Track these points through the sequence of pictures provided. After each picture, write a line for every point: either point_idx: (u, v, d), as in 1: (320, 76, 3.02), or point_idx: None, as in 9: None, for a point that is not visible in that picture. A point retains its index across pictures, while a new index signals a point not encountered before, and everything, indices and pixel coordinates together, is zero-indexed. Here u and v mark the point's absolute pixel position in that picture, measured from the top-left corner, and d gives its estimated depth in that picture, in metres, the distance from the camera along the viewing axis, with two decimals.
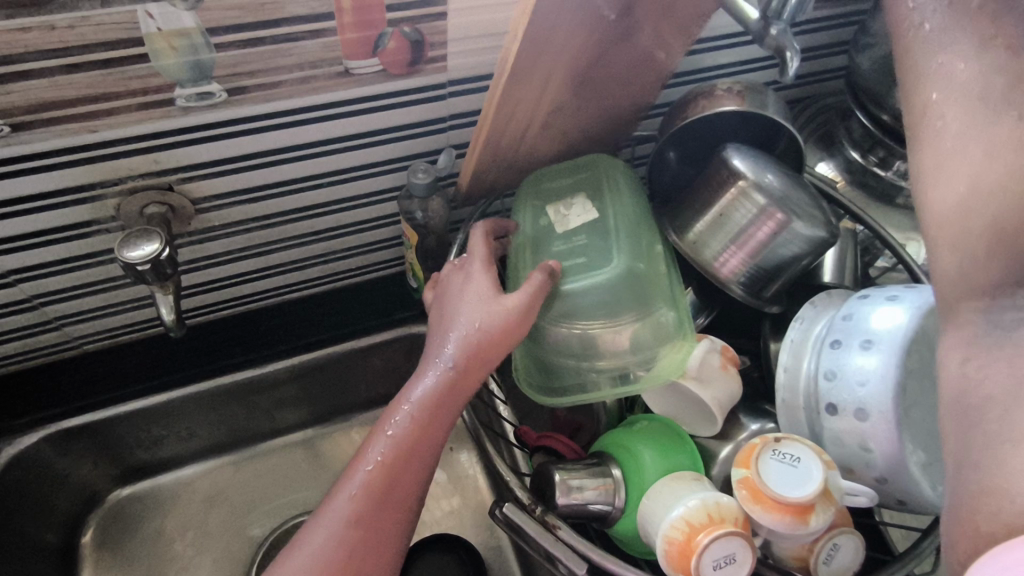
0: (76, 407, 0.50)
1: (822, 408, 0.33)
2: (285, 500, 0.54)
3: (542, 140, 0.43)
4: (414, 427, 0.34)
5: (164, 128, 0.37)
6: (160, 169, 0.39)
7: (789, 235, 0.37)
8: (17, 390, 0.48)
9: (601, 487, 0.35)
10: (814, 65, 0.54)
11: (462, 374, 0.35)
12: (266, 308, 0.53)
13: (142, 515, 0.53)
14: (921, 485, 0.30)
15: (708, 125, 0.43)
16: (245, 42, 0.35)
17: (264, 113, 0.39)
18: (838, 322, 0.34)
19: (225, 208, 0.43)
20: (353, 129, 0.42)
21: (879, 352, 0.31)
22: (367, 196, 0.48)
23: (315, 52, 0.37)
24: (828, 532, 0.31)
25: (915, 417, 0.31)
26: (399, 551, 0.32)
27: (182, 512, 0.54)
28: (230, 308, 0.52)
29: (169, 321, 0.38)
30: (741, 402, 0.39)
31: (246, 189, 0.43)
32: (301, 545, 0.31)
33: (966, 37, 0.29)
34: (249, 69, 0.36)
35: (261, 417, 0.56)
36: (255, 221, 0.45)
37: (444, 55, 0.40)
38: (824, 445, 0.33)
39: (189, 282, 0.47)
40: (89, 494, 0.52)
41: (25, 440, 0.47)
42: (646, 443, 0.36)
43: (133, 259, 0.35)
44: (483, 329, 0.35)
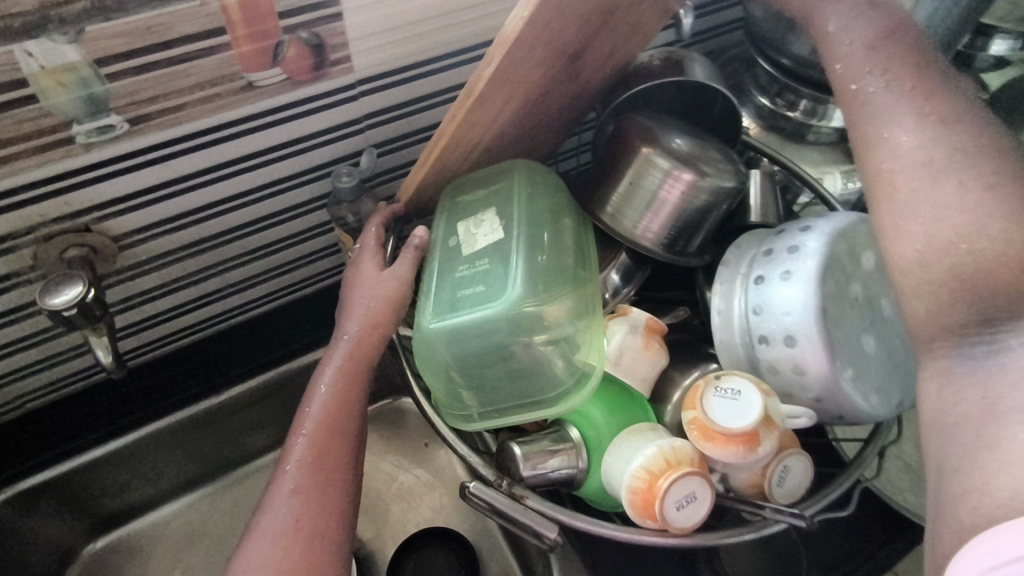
0: (30, 467, 0.48)
1: (756, 342, 0.34)
2: None
3: (477, 147, 0.42)
4: (332, 398, 0.36)
5: (69, 168, 0.36)
6: (72, 211, 0.38)
7: (697, 192, 0.39)
8: None
9: (564, 452, 0.36)
10: (709, 21, 0.56)
11: (365, 350, 0.38)
12: (212, 336, 0.52)
13: (120, 565, 0.52)
14: (852, 398, 0.33)
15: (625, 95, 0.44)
16: (137, 68, 0.34)
17: (171, 139, 0.38)
18: (761, 259, 0.36)
19: (150, 241, 0.42)
20: (268, 142, 0.42)
21: (798, 280, 0.33)
22: (296, 207, 0.47)
23: (214, 69, 0.36)
24: (778, 456, 0.33)
25: (840, 344, 0.33)
26: (347, 508, 0.33)
27: (162, 554, 0.53)
28: (174, 342, 0.51)
29: (108, 364, 0.37)
30: (686, 351, 0.40)
31: (169, 218, 0.42)
32: (252, 534, 0.32)
33: (908, 111, 0.30)
34: (148, 96, 0.35)
35: (228, 445, 0.55)
36: (185, 249, 0.44)
37: (347, 55, 0.40)
38: (762, 377, 0.35)
39: (126, 322, 0.46)
40: (61, 552, 0.50)
41: None
42: (599, 402, 0.37)
43: (57, 306, 0.34)
44: (372, 301, 0.39)
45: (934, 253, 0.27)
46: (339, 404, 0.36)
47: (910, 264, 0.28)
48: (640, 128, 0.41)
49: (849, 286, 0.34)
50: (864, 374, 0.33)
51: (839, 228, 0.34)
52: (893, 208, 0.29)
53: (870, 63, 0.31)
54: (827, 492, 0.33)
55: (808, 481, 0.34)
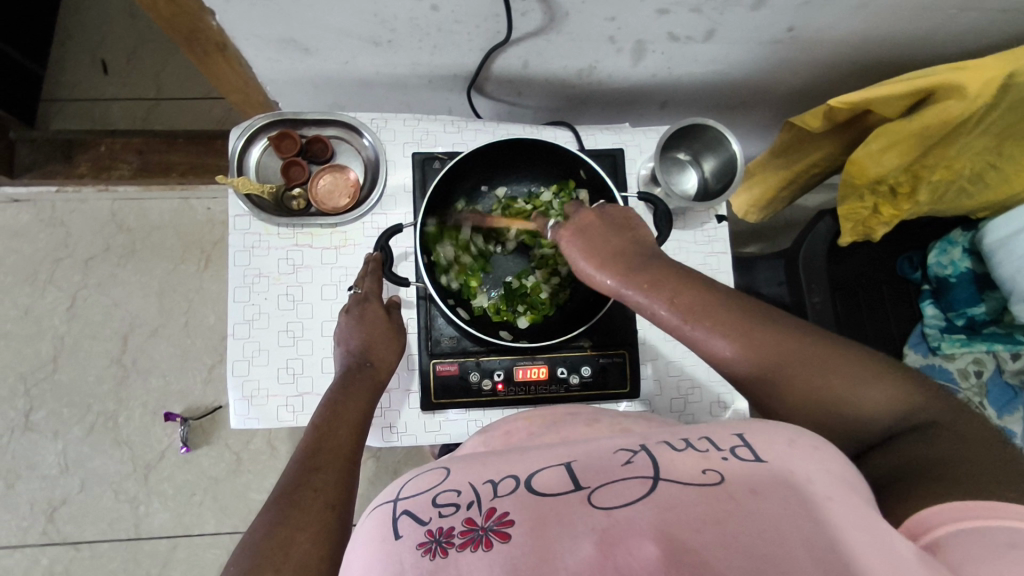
0: (138, 119, 2.07)
1: (264, 250, 1.14)
2: (130, 243, 2.04)
3: (317, 207, 1.15)
4: (576, 496, 0.58)
5: (265, 120, 1.14)
6: (258, 123, 1.14)
7: (398, 173, 1.18)
8: (134, 109, 2.07)
9: (334, 194, 1.16)
10: (479, 72, 1.19)
11: (596, 464, 0.62)
12: (309, 234, 1.16)
13: (125, 204, 2.04)
14: (233, 241, 1.13)
15: (690, 176, 1.20)
16: (230, 36, 1.05)
17: (334, 73, 1.19)
18: (248, 265, 1.13)
19: (297, 115, 1.16)
20: (357, 75, 1.20)
21: (242, 278, 1.13)
22: (322, 123, 1.18)
23: (256, 52, 1.09)
24: (268, 167, 1.18)
25: (236, 353, 1.12)
26: (587, 508, 0.57)
27: (117, 217, 2.04)
28: (280, 215, 1.14)
29: (255, 202, 1.13)
30: (355, 206, 1.15)
31: (274, 114, 1.15)
32: (582, 502, 0.57)
33: (690, 517, 0.53)
34: (227, 43, 1.07)
35: (174, 262, 2.04)
36: (288, 212, 1.16)
37: (290, 52, 1.10)
38: (255, 252, 1.14)
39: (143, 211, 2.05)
40: (122, 114, 2.07)
41: (126, 117, 2.07)
42: (319, 180, 1.16)
43: (262, 144, 1.17)
44: (719, 439, 0.62)
45: (833, 481, 0.56)
46: (230, 557, 0.71)
47: (829, 465, 0.58)
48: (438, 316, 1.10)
49: (240, 292, 1.13)
50: (234, 252, 1.13)
51: (246, 255, 1.13)
52: (796, 447, 0.59)
53: (641, 472, 0.59)
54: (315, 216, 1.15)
55: (320, 203, 1.14)
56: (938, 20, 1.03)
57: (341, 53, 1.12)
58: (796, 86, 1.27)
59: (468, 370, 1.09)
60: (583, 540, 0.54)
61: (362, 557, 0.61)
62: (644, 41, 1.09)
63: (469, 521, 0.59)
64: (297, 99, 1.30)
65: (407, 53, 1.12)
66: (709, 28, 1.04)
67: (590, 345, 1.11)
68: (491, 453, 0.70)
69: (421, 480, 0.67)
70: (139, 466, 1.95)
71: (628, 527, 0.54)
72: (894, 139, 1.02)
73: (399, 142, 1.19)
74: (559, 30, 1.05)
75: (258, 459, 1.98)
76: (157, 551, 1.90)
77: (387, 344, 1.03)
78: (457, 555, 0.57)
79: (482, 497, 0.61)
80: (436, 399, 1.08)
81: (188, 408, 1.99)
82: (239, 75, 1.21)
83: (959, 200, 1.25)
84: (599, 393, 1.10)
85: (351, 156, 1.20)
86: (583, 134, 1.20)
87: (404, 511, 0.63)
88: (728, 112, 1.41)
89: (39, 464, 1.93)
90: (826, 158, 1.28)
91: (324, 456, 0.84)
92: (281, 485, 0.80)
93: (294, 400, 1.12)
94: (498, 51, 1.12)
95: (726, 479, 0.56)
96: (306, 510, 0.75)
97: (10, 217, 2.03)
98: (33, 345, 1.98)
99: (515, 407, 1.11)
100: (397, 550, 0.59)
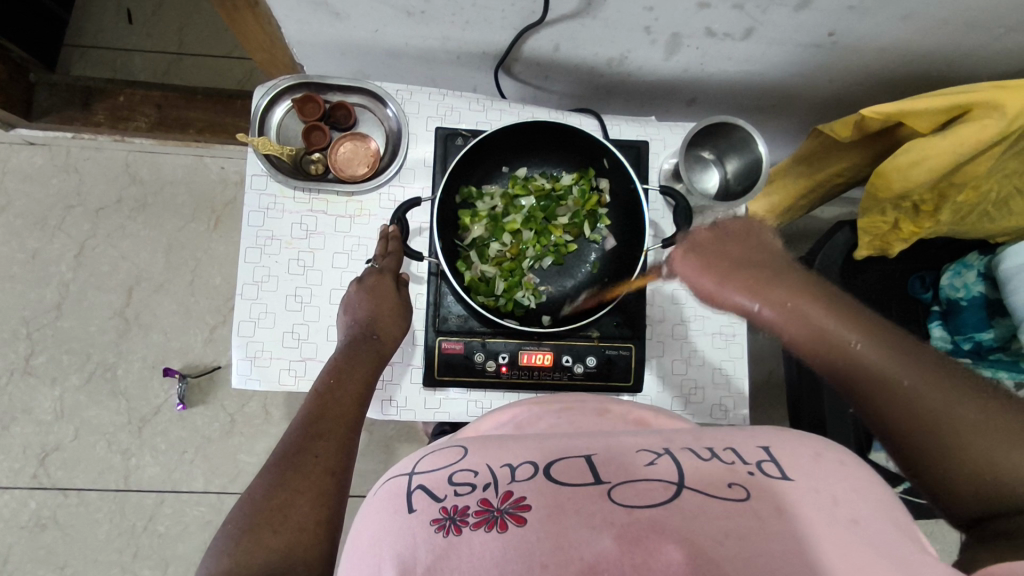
0: (161, 72, 2.05)
1: (278, 213, 1.13)
2: (142, 197, 2.03)
3: (335, 172, 1.14)
4: (594, 488, 0.59)
5: (290, 82, 1.13)
6: (283, 85, 1.13)
7: (417, 148, 1.17)
8: (156, 62, 2.05)
9: (354, 162, 1.14)
10: (509, 52, 1.17)
11: (613, 462, 0.63)
12: (324, 200, 1.15)
13: (141, 157, 2.03)
14: (248, 202, 1.13)
15: (712, 174, 1.18)
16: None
17: (365, 40, 1.18)
18: (261, 227, 1.13)
19: (324, 82, 1.15)
20: (387, 45, 1.19)
21: (254, 239, 1.12)
22: (348, 91, 1.16)
23: (289, 12, 1.08)
24: (290, 130, 1.17)
25: (243, 313, 1.11)
26: (604, 501, 0.57)
27: (131, 170, 2.03)
28: (297, 178, 1.13)
29: (274, 164, 1.12)
30: (372, 174, 1.14)
31: (300, 78, 1.14)
32: (599, 496, 0.58)
33: (706, 523, 0.54)
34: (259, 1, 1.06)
35: (184, 219, 2.03)
36: (304, 176, 1.15)
37: (324, 15, 1.09)
38: (269, 215, 1.13)
39: (156, 166, 2.04)
40: (145, 66, 2.05)
41: (148, 70, 2.05)
42: (339, 147, 1.14)
43: (285, 107, 1.15)
44: (742, 452, 0.62)
45: (858, 502, 0.56)
46: (229, 513, 0.72)
47: (853, 487, 0.58)
48: (447, 293, 1.10)
49: (252, 252, 1.12)
50: (250, 214, 1.13)
51: (260, 216, 1.13)
52: (821, 466, 0.60)
53: (663, 475, 0.60)
54: (332, 183, 1.13)
55: (338, 170, 1.13)
56: (982, 38, 1.01)
57: (371, 21, 1.10)
58: (827, 93, 1.26)
59: (473, 350, 1.09)
60: (603, 532, 0.54)
61: (373, 526, 0.62)
62: (680, 34, 1.08)
63: (484, 501, 0.59)
64: (323, 63, 1.28)
65: (439, 26, 1.11)
66: (748, 27, 1.03)
67: (597, 335, 1.10)
68: (512, 437, 0.71)
69: (437, 458, 0.68)
70: (135, 418, 1.96)
71: (644, 524, 0.54)
72: (923, 155, 1.01)
73: (422, 116, 1.18)
74: (594, 15, 1.04)
75: (252, 422, 1.99)
76: (144, 505, 1.92)
77: (396, 317, 1.02)
78: (469, 533, 0.57)
79: (499, 480, 0.62)
80: (438, 375, 1.08)
81: (186, 365, 1.99)
82: (266, 34, 1.19)
83: (980, 224, 1.24)
84: (602, 384, 1.10)
85: (373, 126, 1.19)
86: (608, 125, 1.19)
87: (419, 485, 0.64)
88: (756, 115, 1.40)
89: (34, 408, 1.94)
90: (852, 168, 1.27)
91: (333, 423, 0.84)
92: (288, 446, 0.80)
93: (297, 366, 1.12)
94: (531, 31, 1.10)
95: (751, 495, 0.56)
96: (307, 472, 0.76)
97: (23, 159, 2.02)
98: (37, 290, 1.98)
99: (516, 391, 1.11)
100: (410, 524, 0.59)
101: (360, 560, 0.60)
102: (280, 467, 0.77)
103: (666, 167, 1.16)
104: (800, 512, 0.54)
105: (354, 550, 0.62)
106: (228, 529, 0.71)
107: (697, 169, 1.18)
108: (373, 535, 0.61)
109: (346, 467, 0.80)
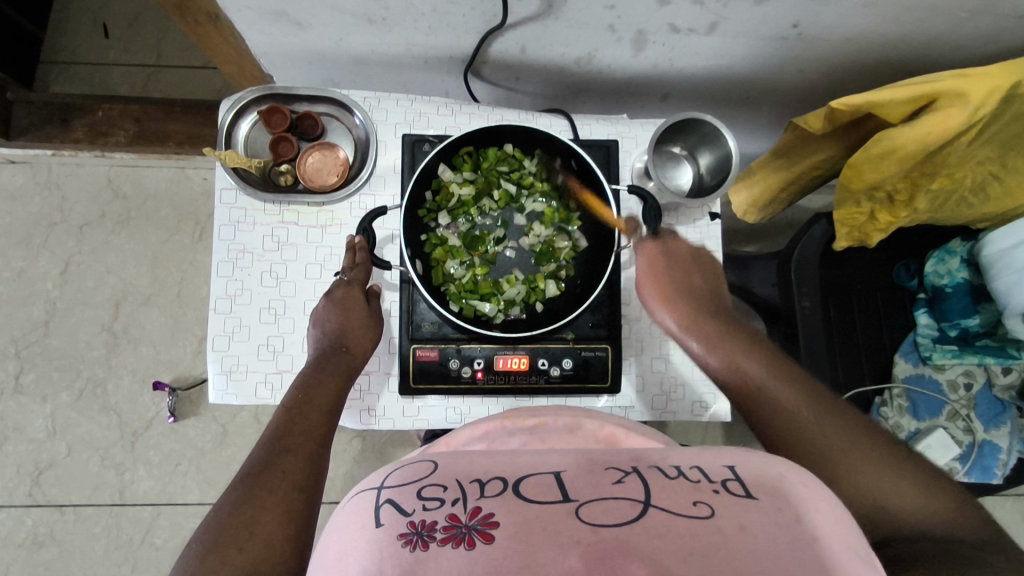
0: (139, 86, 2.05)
1: (248, 226, 1.13)
2: (125, 211, 2.03)
3: (304, 183, 1.13)
4: (562, 504, 0.58)
5: (256, 94, 1.12)
6: (248, 97, 1.12)
7: (386, 155, 1.16)
8: (134, 76, 2.05)
9: (323, 172, 1.14)
10: (475, 55, 1.16)
11: (581, 478, 0.62)
12: (295, 211, 1.14)
13: (122, 171, 2.03)
14: (217, 216, 1.12)
15: (686, 169, 1.17)
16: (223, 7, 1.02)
17: (331, 49, 1.17)
18: (232, 240, 1.12)
19: (289, 91, 1.14)
20: (353, 52, 1.18)
21: (225, 253, 1.12)
22: (314, 100, 1.16)
23: (251, 23, 1.07)
24: (258, 142, 1.16)
25: (217, 327, 1.11)
26: (573, 518, 0.57)
27: (113, 185, 2.03)
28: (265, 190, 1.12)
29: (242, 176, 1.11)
30: (341, 183, 1.13)
31: (265, 89, 1.13)
32: (567, 512, 0.58)
33: (672, 542, 0.53)
34: (220, 14, 1.05)
35: (168, 233, 2.03)
36: (273, 187, 1.14)
37: (286, 26, 1.08)
38: (239, 228, 1.13)
39: (138, 181, 2.04)
40: (122, 81, 2.05)
41: (125, 84, 2.04)
42: (308, 158, 1.14)
43: (252, 118, 1.15)
44: (714, 470, 0.62)
45: (829, 518, 0.55)
46: (193, 534, 0.71)
47: (823, 502, 0.57)
48: (420, 301, 1.09)
49: (223, 267, 1.12)
50: (219, 227, 1.12)
51: (229, 230, 1.12)
52: (791, 484, 0.59)
53: (634, 493, 0.59)
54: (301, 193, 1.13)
55: (307, 181, 1.12)
56: (950, 24, 1.00)
57: (334, 29, 1.09)
58: (799, 84, 1.25)
59: (448, 357, 1.08)
60: (566, 549, 0.54)
61: (341, 539, 0.61)
62: (645, 31, 1.07)
63: (452, 516, 0.59)
64: (291, 72, 1.27)
65: (403, 32, 1.10)
66: (712, 22, 1.02)
67: (572, 337, 1.09)
68: (482, 452, 0.70)
69: (408, 472, 0.67)
70: (127, 433, 1.96)
71: (609, 541, 0.54)
72: (893, 144, 0.99)
73: (390, 123, 1.17)
74: (557, 16, 1.03)
75: (245, 432, 1.99)
76: (140, 518, 1.92)
77: (368, 329, 1.02)
78: (436, 548, 0.56)
79: (468, 495, 0.61)
80: (414, 383, 1.08)
81: (177, 378, 1.99)
82: (230, 45, 1.18)
83: (960, 212, 1.23)
84: (580, 386, 1.10)
85: (342, 135, 1.19)
86: (578, 124, 1.18)
87: (388, 500, 0.63)
88: (731, 108, 1.39)
89: (26, 427, 1.94)
90: (828, 158, 1.26)
91: (300, 436, 0.84)
92: (254, 462, 0.80)
93: (273, 378, 1.11)
94: (496, 34, 1.09)
95: (716, 512, 0.55)
96: (272, 488, 0.76)
97: (4, 178, 2.02)
98: (25, 308, 1.99)
99: (494, 396, 1.11)
100: (377, 538, 0.58)
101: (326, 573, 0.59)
102: (245, 485, 0.76)
103: (638, 165, 1.15)
104: (764, 534, 0.53)
105: (321, 564, 0.61)
106: (191, 550, 0.70)
107: (671, 165, 1.17)
108: (340, 548, 0.60)
109: (313, 481, 0.80)
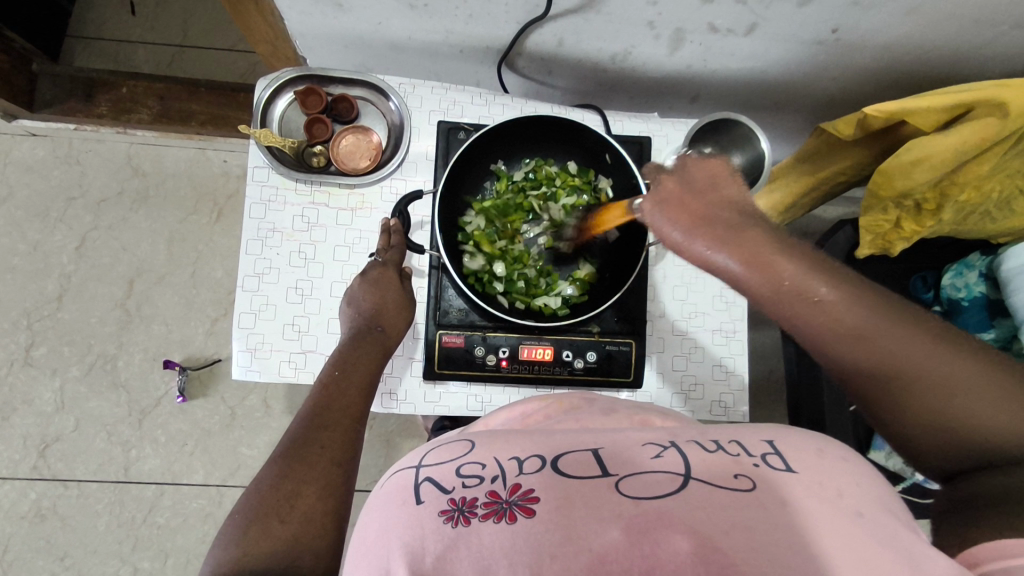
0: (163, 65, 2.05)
1: (279, 206, 1.13)
2: (144, 189, 2.03)
3: (336, 165, 1.14)
4: (603, 481, 0.59)
5: (293, 73, 1.13)
6: (285, 76, 1.12)
7: (419, 141, 1.17)
8: (159, 55, 2.05)
9: (355, 156, 1.14)
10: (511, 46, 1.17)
11: (619, 455, 0.63)
12: (326, 192, 1.15)
13: (142, 148, 2.03)
14: (249, 193, 1.13)
15: None
16: None
17: (369, 34, 1.18)
18: (262, 218, 1.13)
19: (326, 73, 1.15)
20: (390, 38, 1.19)
21: (255, 231, 1.12)
22: (351, 83, 1.16)
23: (293, 4, 1.08)
24: (291, 122, 1.16)
25: (244, 305, 1.11)
26: (615, 495, 0.57)
27: (133, 162, 2.03)
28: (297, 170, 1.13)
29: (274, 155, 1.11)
30: (374, 167, 1.14)
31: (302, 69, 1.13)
32: (608, 489, 0.58)
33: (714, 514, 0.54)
34: None
35: (185, 212, 2.03)
36: (305, 167, 1.15)
37: (328, 8, 1.09)
38: (270, 207, 1.13)
39: (157, 159, 2.04)
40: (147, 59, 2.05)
41: (150, 62, 2.05)
42: (341, 141, 1.14)
43: (287, 97, 1.15)
44: (751, 446, 0.62)
45: (870, 497, 0.56)
46: (235, 505, 0.72)
47: (863, 482, 0.58)
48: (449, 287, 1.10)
49: (252, 244, 1.12)
50: (250, 205, 1.12)
51: (259, 208, 1.13)
52: (829, 460, 0.59)
53: (672, 468, 0.59)
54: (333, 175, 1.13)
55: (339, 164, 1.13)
56: (987, 35, 1.01)
57: (375, 14, 1.10)
58: (830, 90, 1.25)
59: (474, 344, 1.09)
60: (610, 524, 0.54)
61: (382, 517, 0.62)
62: (683, 30, 1.07)
63: (493, 493, 0.59)
64: (325, 55, 1.28)
65: (443, 19, 1.10)
66: (752, 23, 1.03)
67: (598, 331, 1.10)
68: (517, 431, 0.70)
69: (444, 452, 0.68)
70: (135, 410, 1.96)
71: (652, 517, 0.54)
72: (927, 152, 1.00)
73: (424, 110, 1.18)
74: (598, 10, 1.04)
75: (252, 416, 1.99)
76: (144, 496, 1.92)
77: (399, 310, 1.02)
78: (478, 524, 0.57)
79: (507, 472, 0.61)
80: (439, 368, 1.08)
81: (187, 358, 1.99)
82: (269, 25, 1.18)
83: (983, 225, 1.24)
84: (603, 379, 1.10)
85: (376, 120, 1.19)
86: (611, 120, 1.19)
87: (427, 478, 0.64)
88: (759, 112, 1.39)
89: (34, 399, 1.94)
90: (855, 166, 1.26)
91: (335, 414, 0.84)
92: (290, 438, 0.80)
93: (299, 358, 1.12)
94: (535, 25, 1.10)
95: (758, 486, 0.56)
96: (310, 463, 0.76)
97: (25, 150, 2.02)
98: (39, 281, 1.99)
99: (516, 386, 1.11)
100: (419, 515, 0.59)
101: (368, 549, 0.59)
102: (283, 459, 0.76)
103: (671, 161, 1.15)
104: (807, 503, 0.54)
105: (363, 540, 0.61)
106: (233, 521, 0.71)
107: None
108: (380, 525, 0.61)
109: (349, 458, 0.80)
